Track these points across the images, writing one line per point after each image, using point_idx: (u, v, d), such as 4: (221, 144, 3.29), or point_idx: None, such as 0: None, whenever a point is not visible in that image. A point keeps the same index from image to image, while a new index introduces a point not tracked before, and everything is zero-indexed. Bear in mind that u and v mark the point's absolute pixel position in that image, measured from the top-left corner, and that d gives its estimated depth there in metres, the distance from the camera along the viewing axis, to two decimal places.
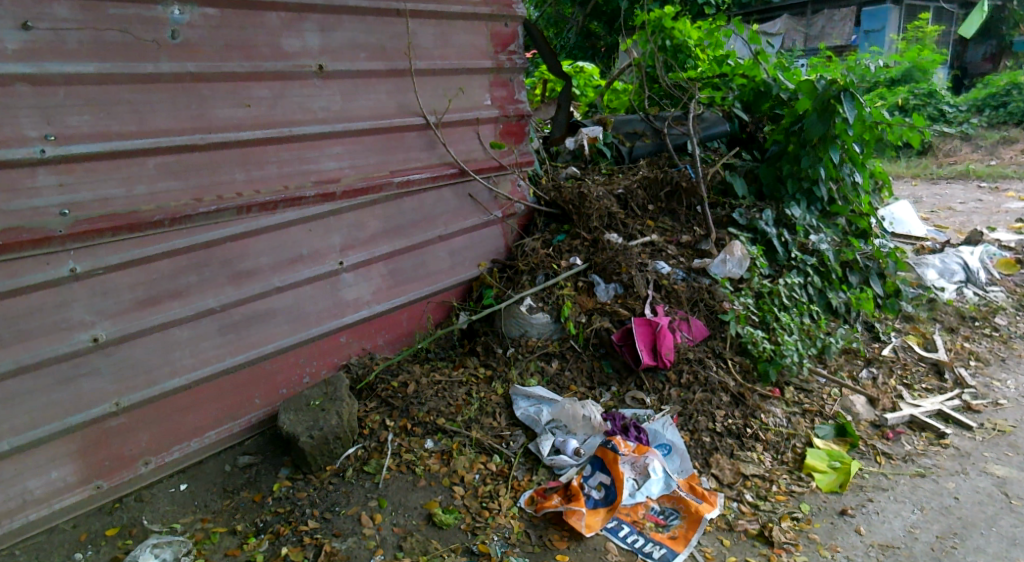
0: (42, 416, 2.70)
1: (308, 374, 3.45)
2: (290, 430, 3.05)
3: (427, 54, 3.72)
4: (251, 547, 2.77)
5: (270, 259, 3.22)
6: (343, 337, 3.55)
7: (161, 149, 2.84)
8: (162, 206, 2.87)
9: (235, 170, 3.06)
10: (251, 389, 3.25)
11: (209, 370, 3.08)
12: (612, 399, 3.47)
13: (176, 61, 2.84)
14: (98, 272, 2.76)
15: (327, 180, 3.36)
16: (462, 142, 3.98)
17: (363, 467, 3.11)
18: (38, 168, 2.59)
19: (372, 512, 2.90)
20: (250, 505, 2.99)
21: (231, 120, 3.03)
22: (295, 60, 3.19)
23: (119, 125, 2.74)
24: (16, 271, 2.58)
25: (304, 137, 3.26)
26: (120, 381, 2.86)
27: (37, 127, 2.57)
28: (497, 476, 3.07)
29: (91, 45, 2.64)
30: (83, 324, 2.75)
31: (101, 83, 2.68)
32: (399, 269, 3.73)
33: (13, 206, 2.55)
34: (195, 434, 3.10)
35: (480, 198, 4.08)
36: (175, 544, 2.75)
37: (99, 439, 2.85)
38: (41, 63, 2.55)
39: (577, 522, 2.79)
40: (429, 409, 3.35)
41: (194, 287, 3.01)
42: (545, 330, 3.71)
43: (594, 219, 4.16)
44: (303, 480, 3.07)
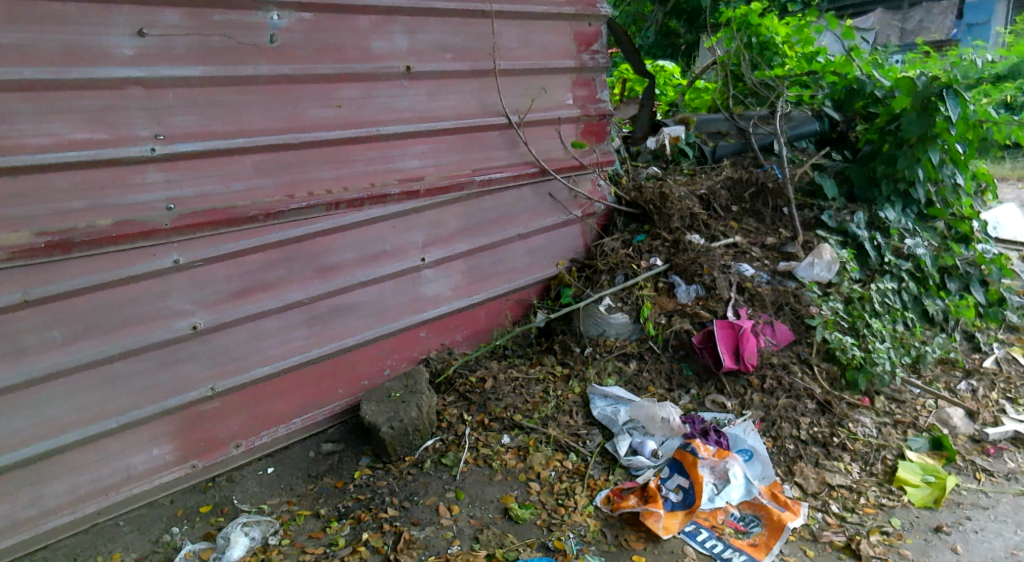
0: (145, 397, 2.90)
1: (388, 367, 3.54)
2: (372, 420, 3.15)
3: (511, 54, 3.75)
4: (333, 531, 2.89)
5: (355, 254, 3.33)
6: (422, 332, 3.63)
7: (257, 147, 2.98)
8: (257, 202, 3.01)
9: (324, 168, 3.18)
10: (335, 379, 3.38)
11: (296, 360, 3.23)
12: (690, 401, 3.41)
13: (274, 64, 2.97)
14: (198, 264, 2.92)
15: (410, 178, 3.45)
16: (543, 141, 3.99)
17: (441, 459, 3.17)
18: (148, 165, 2.77)
19: (450, 503, 2.97)
20: (332, 490, 3.11)
21: (322, 119, 3.15)
22: (383, 62, 3.28)
23: (220, 125, 2.90)
24: (125, 261, 2.77)
25: (390, 137, 3.35)
26: (215, 368, 3.04)
27: (148, 127, 2.75)
28: (573, 474, 3.07)
29: (196, 50, 2.80)
30: (184, 313, 2.93)
31: (204, 86, 2.84)
32: (478, 266, 3.79)
33: (125, 202, 2.74)
34: (282, 420, 3.26)
35: (560, 197, 4.09)
36: (263, 523, 2.91)
37: (195, 421, 3.04)
38: (152, 67, 2.72)
39: (655, 523, 2.76)
40: (506, 405, 3.40)
41: (284, 280, 3.15)
42: (623, 330, 3.70)
43: (676, 219, 4.08)
44: (383, 469, 3.17)
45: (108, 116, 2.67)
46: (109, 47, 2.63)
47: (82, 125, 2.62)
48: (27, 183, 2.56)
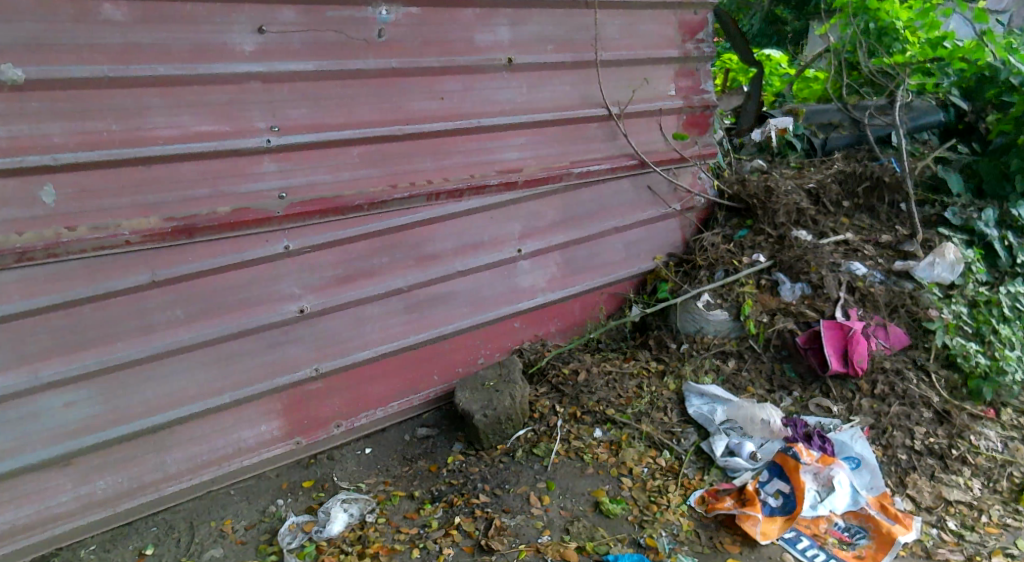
0: (257, 375, 3.07)
1: (482, 356, 3.60)
2: (466, 407, 3.22)
3: (613, 45, 3.70)
4: (427, 513, 2.98)
5: (453, 243, 3.40)
6: (517, 322, 3.66)
7: (363, 139, 3.09)
8: (362, 192, 3.12)
9: (426, 159, 3.26)
10: (431, 366, 3.47)
11: (395, 345, 3.33)
12: (793, 404, 3.28)
13: (381, 58, 3.07)
14: (307, 250, 3.07)
15: (509, 170, 3.48)
16: (644, 133, 3.93)
17: (532, 449, 3.20)
18: (264, 156, 2.92)
19: (540, 493, 2.99)
20: (426, 473, 3.20)
21: (426, 112, 3.22)
22: (485, 54, 3.32)
23: (331, 117, 3.02)
24: (241, 246, 2.94)
25: (491, 128, 3.39)
26: (320, 350, 3.19)
27: (265, 120, 2.90)
28: (666, 472, 3.03)
29: (310, 45, 2.93)
30: (292, 297, 3.08)
31: (316, 80, 2.97)
32: (574, 258, 3.78)
33: (243, 190, 2.91)
34: (380, 403, 3.38)
35: (659, 190, 4.02)
36: (361, 501, 3.03)
37: (299, 400, 3.20)
38: (270, 62, 2.86)
39: (752, 527, 2.68)
40: (598, 398, 3.38)
41: (386, 268, 3.26)
42: (722, 328, 3.59)
43: (781, 214, 3.92)
44: (475, 456, 3.23)
45: (230, 110, 2.83)
46: (232, 44, 2.79)
47: (206, 117, 2.80)
48: (157, 172, 2.75)
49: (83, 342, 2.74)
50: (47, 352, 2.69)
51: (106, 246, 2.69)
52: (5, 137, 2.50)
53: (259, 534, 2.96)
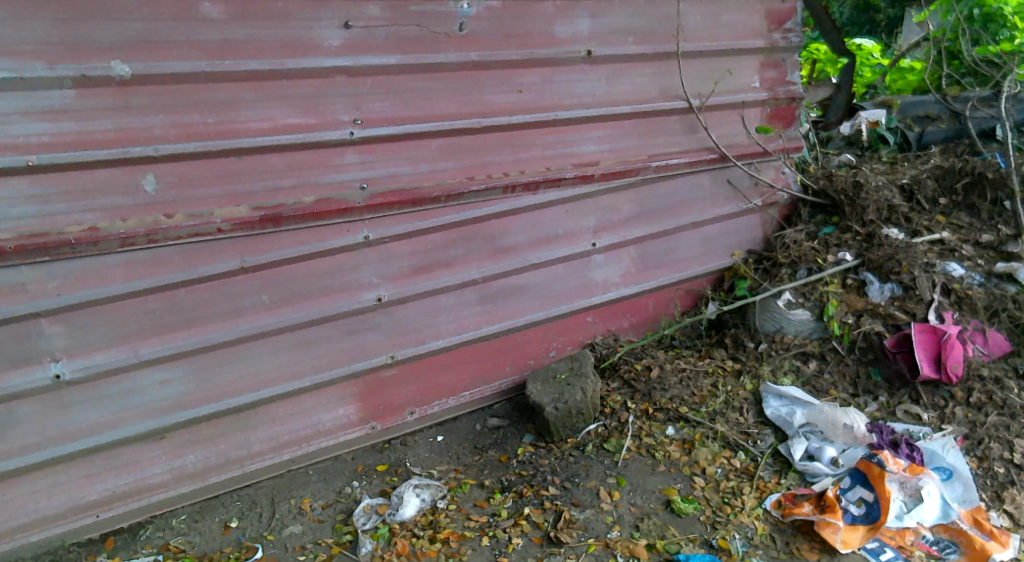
0: (336, 360, 3.18)
1: (554, 349, 3.62)
2: (537, 400, 3.24)
3: (695, 36, 3.62)
4: (496, 502, 3.02)
5: (528, 236, 3.41)
6: (589, 317, 3.66)
7: (442, 131, 3.13)
8: (440, 184, 3.17)
9: (503, 151, 3.28)
10: (503, 357, 3.51)
11: (468, 336, 3.39)
12: (878, 410, 3.16)
13: (462, 52, 3.10)
14: (386, 240, 3.14)
15: (586, 163, 3.46)
16: (725, 126, 3.83)
17: (603, 444, 3.19)
18: (347, 148, 3.01)
19: (610, 489, 2.97)
20: (496, 463, 3.24)
21: (504, 105, 3.24)
22: (565, 47, 3.30)
23: (412, 110, 3.08)
24: (324, 236, 3.04)
25: (568, 121, 3.38)
26: (396, 338, 3.27)
27: (349, 113, 2.99)
28: (741, 474, 2.97)
29: (393, 39, 2.99)
30: (371, 285, 3.17)
31: (398, 74, 3.03)
32: (649, 253, 3.74)
33: (327, 181, 3.01)
34: (453, 392, 3.45)
35: (739, 184, 3.91)
36: (433, 487, 3.10)
37: (376, 386, 3.29)
38: (355, 57, 2.94)
39: (831, 534, 2.60)
40: (672, 396, 3.33)
41: (461, 259, 3.30)
42: (803, 327, 3.48)
43: (870, 211, 3.75)
44: (545, 448, 3.25)
45: (316, 103, 2.93)
46: (320, 39, 2.87)
47: (294, 110, 2.90)
48: (248, 162, 2.86)
49: (178, 324, 2.89)
50: (145, 332, 2.85)
51: (200, 233, 2.82)
52: (113, 129, 2.65)
53: (335, 513, 3.07)
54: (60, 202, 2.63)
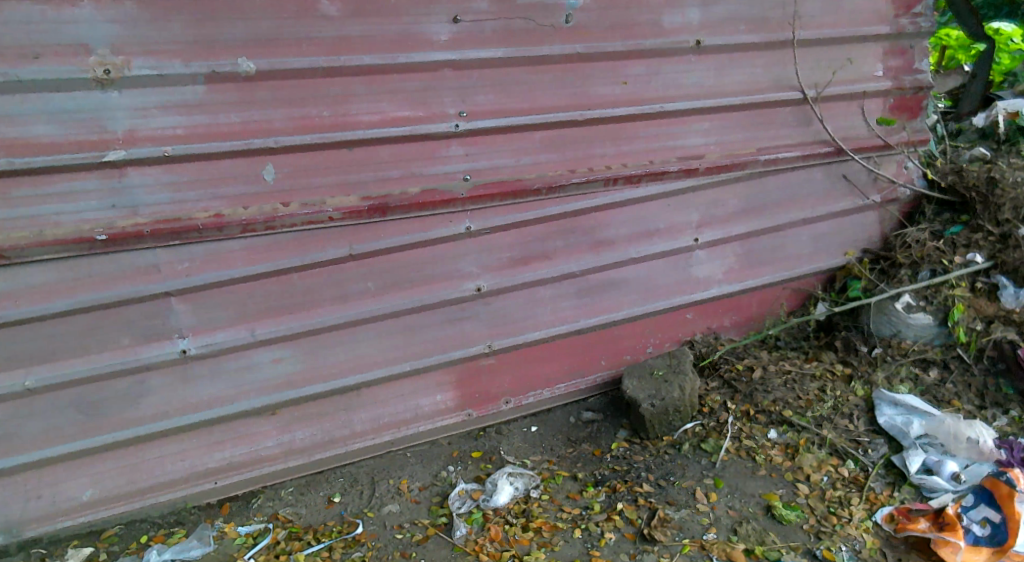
0: (436, 347, 3.27)
1: (651, 345, 3.57)
2: (633, 395, 3.19)
3: (813, 23, 3.45)
4: (589, 495, 3.02)
5: (628, 230, 3.38)
6: (689, 314, 3.58)
7: (546, 124, 3.15)
8: (542, 176, 3.19)
9: (605, 144, 3.26)
10: (599, 351, 3.50)
11: (565, 328, 3.40)
12: (1009, 425, 3.01)
13: (568, 44, 3.10)
14: (487, 231, 3.20)
15: (691, 156, 3.38)
16: (842, 118, 3.64)
17: (700, 444, 3.12)
18: (452, 140, 3.07)
19: (708, 490, 2.91)
20: (590, 457, 3.24)
21: (608, 97, 3.22)
22: (673, 37, 3.23)
23: (516, 103, 3.11)
24: (428, 226, 3.12)
25: (673, 114, 3.32)
26: (494, 328, 3.32)
27: (455, 106, 3.05)
28: (849, 484, 2.85)
29: (500, 33, 3.02)
30: (471, 275, 3.23)
31: (505, 67, 3.06)
32: (756, 250, 3.62)
33: (432, 172, 3.08)
34: (548, 384, 3.47)
35: (856, 179, 3.73)
36: (526, 477, 3.13)
37: (473, 374, 3.36)
38: (462, 51, 2.99)
39: (949, 554, 2.48)
40: (775, 398, 3.20)
41: (560, 251, 3.31)
42: (924, 333, 3.32)
43: (1006, 210, 3.44)
44: (640, 445, 3.22)
45: (424, 96, 3.01)
46: (430, 34, 2.94)
47: (403, 104, 2.99)
48: (359, 154, 2.97)
49: (291, 307, 3.05)
50: (262, 314, 3.03)
51: (314, 221, 2.96)
52: (239, 122, 2.80)
53: (431, 495, 3.16)
54: (191, 190, 2.81)
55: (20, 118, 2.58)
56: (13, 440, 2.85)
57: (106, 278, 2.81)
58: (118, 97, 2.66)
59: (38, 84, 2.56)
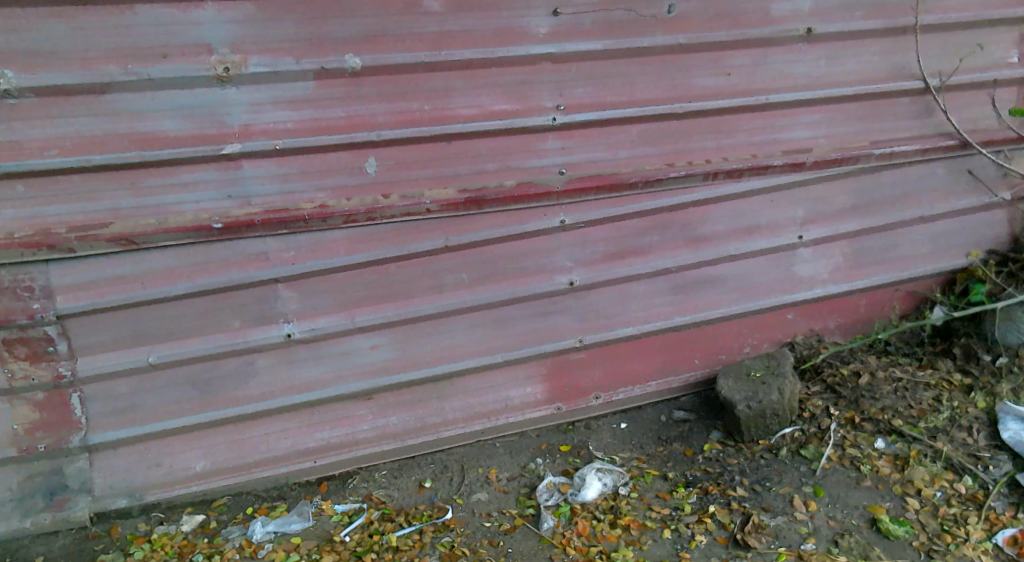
0: (527, 340, 3.30)
1: (748, 345, 3.48)
2: (728, 396, 3.10)
3: (937, 7, 3.22)
4: (680, 496, 2.96)
5: (727, 226, 3.29)
6: (790, 314, 3.47)
7: (644, 117, 3.09)
8: (639, 170, 3.14)
9: (706, 137, 3.18)
10: (693, 350, 3.43)
11: (658, 324, 3.35)
12: None
13: (669, 34, 3.02)
14: (581, 225, 3.18)
15: (797, 150, 3.25)
16: (968, 108, 3.38)
17: (799, 450, 3.02)
18: (549, 134, 3.07)
19: (807, 498, 2.80)
20: (681, 457, 3.18)
21: (710, 88, 3.13)
22: (781, 25, 3.10)
23: (614, 96, 3.07)
24: (522, 219, 3.14)
25: (779, 105, 3.19)
26: (586, 322, 3.32)
27: (552, 99, 3.04)
28: (967, 501, 2.70)
29: (600, 24, 2.98)
30: (564, 269, 3.23)
31: (604, 59, 3.02)
32: (865, 249, 3.45)
33: (528, 165, 3.09)
34: (639, 381, 3.43)
35: (982, 174, 3.48)
36: (615, 473, 3.10)
37: (563, 368, 3.37)
38: (562, 43, 2.97)
39: None
40: (884, 406, 3.09)
41: (655, 247, 3.26)
42: None
43: None
44: (734, 447, 3.13)
45: (522, 90, 3.01)
46: (530, 27, 2.94)
47: (502, 97, 3.01)
48: (457, 147, 3.02)
49: (388, 295, 3.15)
50: (361, 302, 3.14)
51: (412, 213, 3.03)
52: (344, 116, 2.90)
53: (519, 486, 3.19)
54: (299, 181, 2.93)
55: (148, 113, 2.74)
56: (136, 412, 3.08)
57: (220, 264, 2.97)
58: (236, 93, 2.79)
59: (164, 82, 2.71)
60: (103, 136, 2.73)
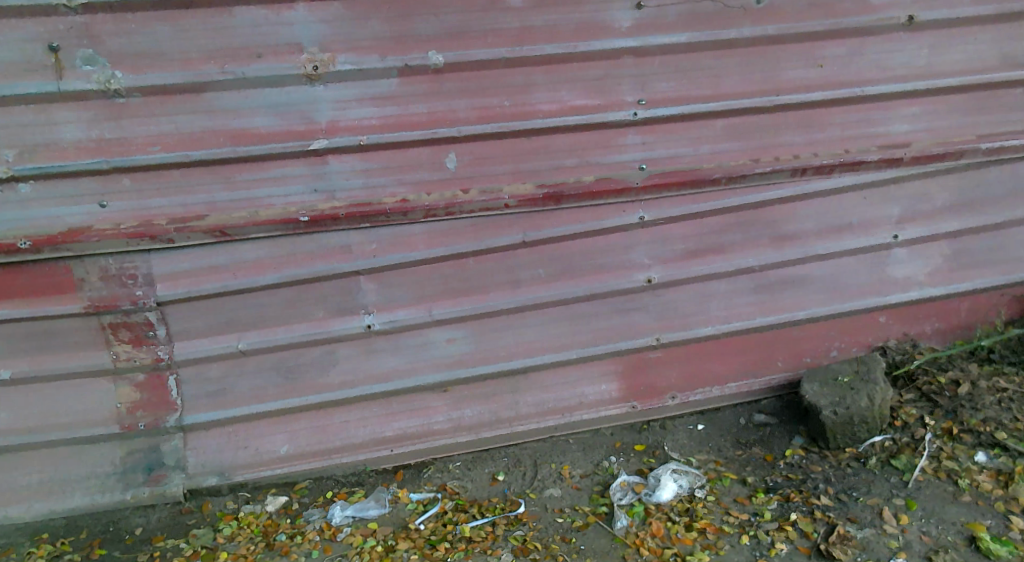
0: (603, 337, 3.27)
1: (836, 348, 3.34)
2: (813, 401, 3.00)
3: None
4: (759, 502, 2.88)
5: (815, 224, 3.18)
6: (883, 317, 3.32)
7: (729, 111, 3.01)
8: (722, 166, 3.06)
9: (795, 132, 3.06)
10: (776, 351, 3.33)
11: (739, 325, 3.27)
12: None
13: (758, 26, 2.93)
14: (661, 222, 3.13)
15: (894, 144, 3.10)
16: None
17: (890, 460, 2.88)
18: (630, 129, 3.03)
19: (898, 511, 2.68)
20: (761, 462, 3.09)
21: (800, 81, 3.01)
22: (879, 13, 2.95)
23: (698, 90, 3.00)
24: (601, 214, 3.12)
25: (875, 98, 3.05)
26: (663, 321, 3.27)
27: (634, 94, 3.00)
28: None
29: (685, 17, 2.91)
30: (642, 266, 3.19)
31: (688, 52, 2.96)
32: (966, 249, 3.28)
33: (607, 161, 3.06)
34: (717, 382, 3.35)
35: None
36: (691, 475, 3.05)
37: (639, 366, 3.33)
38: (645, 37, 2.93)
39: None
40: (985, 418, 2.93)
41: (738, 245, 3.18)
42: None
43: None
44: (818, 454, 3.02)
45: (603, 84, 2.98)
46: (613, 21, 2.90)
47: (583, 92, 2.98)
48: (536, 143, 3.02)
49: (466, 289, 3.19)
50: (439, 295, 3.19)
51: (490, 208, 3.05)
52: (426, 112, 2.94)
53: (592, 484, 3.17)
54: (382, 176, 3.00)
55: (243, 111, 2.86)
56: (227, 395, 3.24)
57: (306, 256, 3.08)
58: (324, 90, 2.88)
59: (257, 80, 2.82)
60: (201, 133, 2.86)
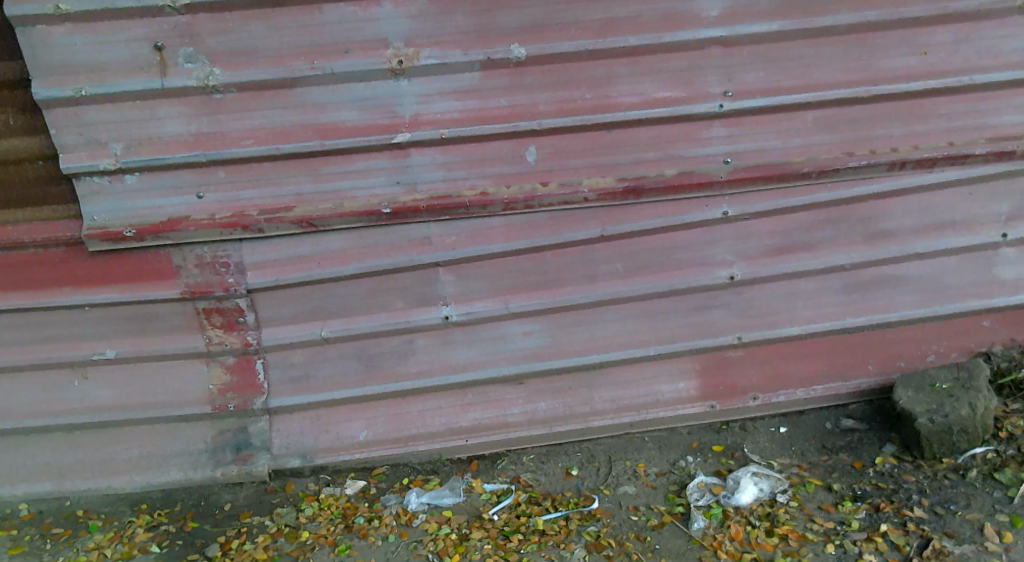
0: (682, 334, 3.22)
1: (933, 353, 3.20)
2: (907, 407, 2.85)
3: None
4: (846, 511, 2.76)
5: (914, 221, 3.05)
6: (987, 321, 3.17)
7: (822, 102, 2.88)
8: (813, 159, 2.94)
9: (893, 124, 2.92)
10: (867, 354, 3.21)
11: (828, 325, 3.17)
12: None
13: (856, 12, 2.78)
14: (745, 217, 3.05)
15: (1004, 137, 2.93)
16: None
17: (992, 473, 2.73)
18: (715, 121, 2.95)
19: (1001, 527, 2.53)
20: (848, 469, 2.97)
21: (901, 70, 2.86)
22: None
23: (789, 80, 2.89)
24: (682, 209, 3.05)
25: (984, 87, 2.87)
26: (746, 319, 3.18)
27: (720, 85, 2.91)
28: None
29: (777, 4, 2.79)
30: (724, 262, 3.12)
31: (781, 40, 2.84)
32: None
33: (691, 154, 2.99)
34: (803, 384, 3.24)
35: None
36: (772, 479, 2.96)
37: (719, 364, 3.25)
38: (734, 26, 2.82)
39: None
40: None
41: (828, 241, 3.07)
42: None
43: None
44: (912, 463, 2.88)
45: (688, 76, 2.91)
46: (700, 10, 2.81)
47: (667, 84, 2.92)
48: (618, 136, 2.98)
49: (543, 283, 3.19)
50: (516, 288, 3.20)
51: (569, 202, 3.03)
52: (507, 106, 2.95)
53: (668, 483, 3.12)
54: (462, 169, 3.03)
55: (330, 105, 2.94)
56: (310, 380, 3.36)
57: (387, 247, 3.15)
58: (407, 85, 2.92)
59: (344, 75, 2.88)
60: (291, 127, 2.96)
